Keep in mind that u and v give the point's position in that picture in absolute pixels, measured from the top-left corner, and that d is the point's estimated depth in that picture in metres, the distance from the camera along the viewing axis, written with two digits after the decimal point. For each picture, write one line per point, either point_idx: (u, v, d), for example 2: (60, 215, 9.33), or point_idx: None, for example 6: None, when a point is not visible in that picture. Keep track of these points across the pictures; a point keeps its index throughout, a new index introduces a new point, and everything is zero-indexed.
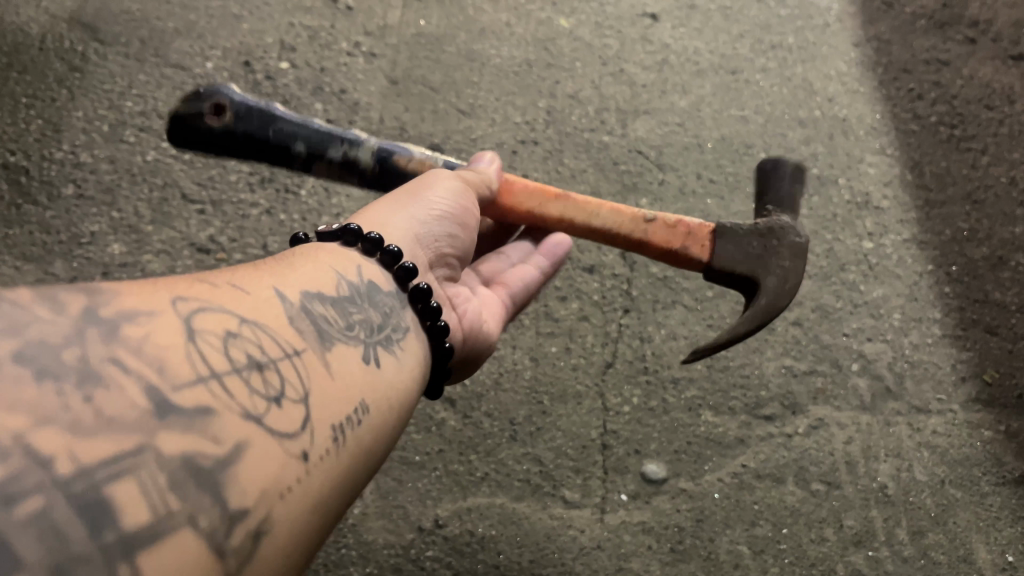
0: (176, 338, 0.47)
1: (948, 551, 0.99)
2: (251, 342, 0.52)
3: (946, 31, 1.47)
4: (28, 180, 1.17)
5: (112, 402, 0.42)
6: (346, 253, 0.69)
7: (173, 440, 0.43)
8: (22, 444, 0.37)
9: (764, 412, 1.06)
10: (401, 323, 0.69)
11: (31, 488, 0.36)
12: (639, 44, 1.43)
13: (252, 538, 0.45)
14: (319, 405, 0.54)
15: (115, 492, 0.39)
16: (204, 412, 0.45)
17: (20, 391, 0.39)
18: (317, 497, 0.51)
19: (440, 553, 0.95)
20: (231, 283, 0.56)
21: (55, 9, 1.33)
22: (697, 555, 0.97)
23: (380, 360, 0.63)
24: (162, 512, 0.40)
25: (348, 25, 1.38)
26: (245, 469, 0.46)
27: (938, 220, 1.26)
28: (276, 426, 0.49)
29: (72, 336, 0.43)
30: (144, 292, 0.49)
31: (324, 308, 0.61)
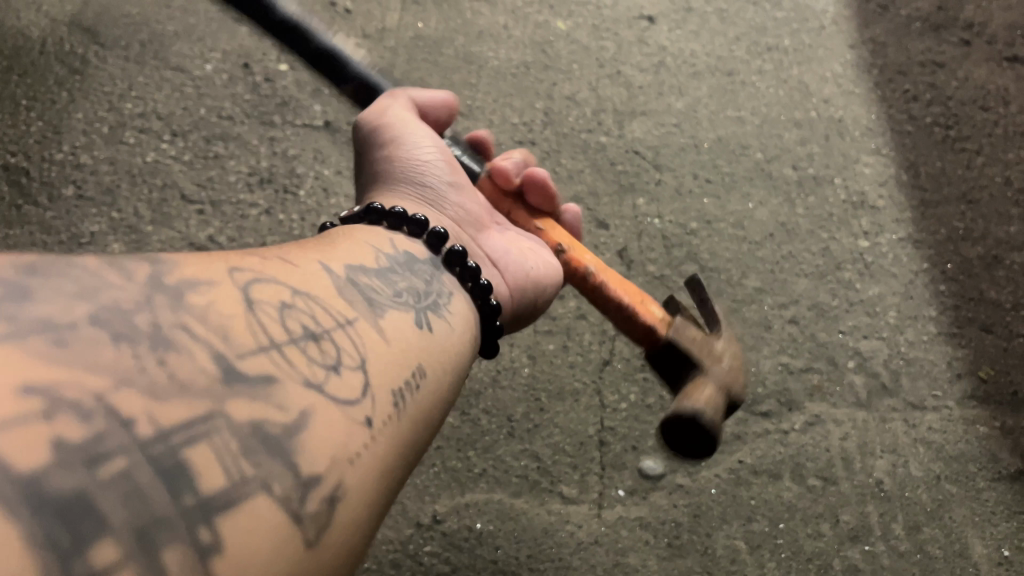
0: (236, 308, 0.45)
1: (945, 546, 1.00)
2: (306, 312, 0.50)
3: (941, 34, 1.48)
4: (29, 181, 1.18)
5: (182, 367, 0.40)
6: (375, 229, 0.68)
7: (242, 407, 0.41)
8: (102, 402, 0.36)
9: (760, 409, 1.07)
10: (444, 286, 0.67)
11: (113, 448, 0.35)
12: (636, 47, 1.44)
13: (328, 505, 0.42)
14: (378, 373, 0.51)
15: (192, 456, 0.37)
16: (268, 379, 0.43)
17: (95, 352, 0.38)
18: (386, 466, 0.48)
19: (438, 548, 0.95)
20: (283, 256, 0.54)
21: (55, 13, 1.34)
22: (694, 550, 0.97)
23: (432, 324, 0.61)
24: (237, 478, 0.38)
25: (347, 28, 1.39)
26: (315, 435, 0.43)
27: (933, 219, 1.27)
28: (338, 394, 0.47)
29: (140, 301, 0.42)
30: (203, 262, 0.47)
31: (368, 279, 0.59)
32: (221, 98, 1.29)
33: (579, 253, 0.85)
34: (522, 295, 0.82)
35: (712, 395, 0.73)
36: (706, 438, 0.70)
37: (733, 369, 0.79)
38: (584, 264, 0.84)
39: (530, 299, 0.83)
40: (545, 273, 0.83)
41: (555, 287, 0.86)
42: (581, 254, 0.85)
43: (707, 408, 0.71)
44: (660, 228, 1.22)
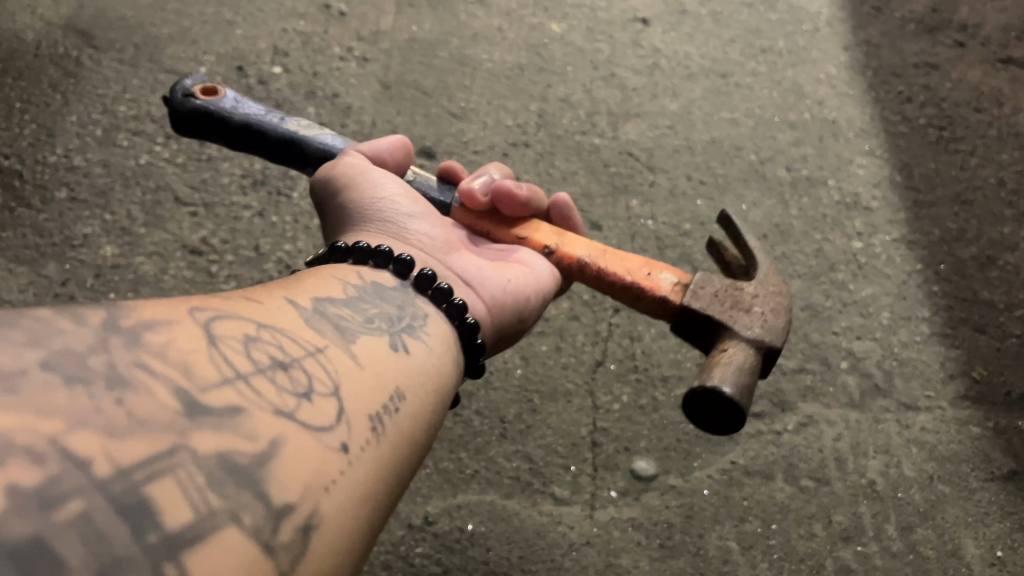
0: (197, 345, 0.46)
1: (938, 546, 0.99)
2: (272, 344, 0.51)
3: (935, 35, 1.48)
4: (22, 184, 1.18)
5: (141, 405, 0.41)
6: (340, 265, 0.67)
7: (206, 440, 0.41)
8: (57, 445, 0.36)
9: (753, 409, 1.07)
10: (417, 309, 0.66)
11: (69, 490, 0.35)
12: (630, 49, 1.44)
13: (302, 532, 0.42)
14: (351, 398, 0.52)
15: (155, 492, 0.38)
16: (234, 411, 0.44)
17: (49, 397, 0.38)
18: (363, 491, 0.48)
19: (430, 549, 0.95)
20: (249, 295, 0.55)
21: (50, 16, 1.34)
22: (686, 551, 0.97)
23: (410, 346, 0.61)
24: (203, 510, 0.39)
25: (341, 31, 1.39)
26: (286, 463, 0.44)
27: (927, 220, 1.27)
28: (309, 421, 0.47)
29: (96, 345, 0.42)
30: (163, 304, 0.48)
31: (338, 308, 0.59)
32: None
33: (569, 246, 0.86)
34: (500, 313, 0.79)
35: (740, 363, 0.74)
36: (734, 415, 0.71)
37: (763, 321, 0.80)
38: (577, 257, 0.85)
39: (509, 320, 0.80)
40: (522, 290, 0.81)
41: (539, 301, 0.84)
42: (568, 249, 0.86)
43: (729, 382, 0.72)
44: (654, 229, 1.22)
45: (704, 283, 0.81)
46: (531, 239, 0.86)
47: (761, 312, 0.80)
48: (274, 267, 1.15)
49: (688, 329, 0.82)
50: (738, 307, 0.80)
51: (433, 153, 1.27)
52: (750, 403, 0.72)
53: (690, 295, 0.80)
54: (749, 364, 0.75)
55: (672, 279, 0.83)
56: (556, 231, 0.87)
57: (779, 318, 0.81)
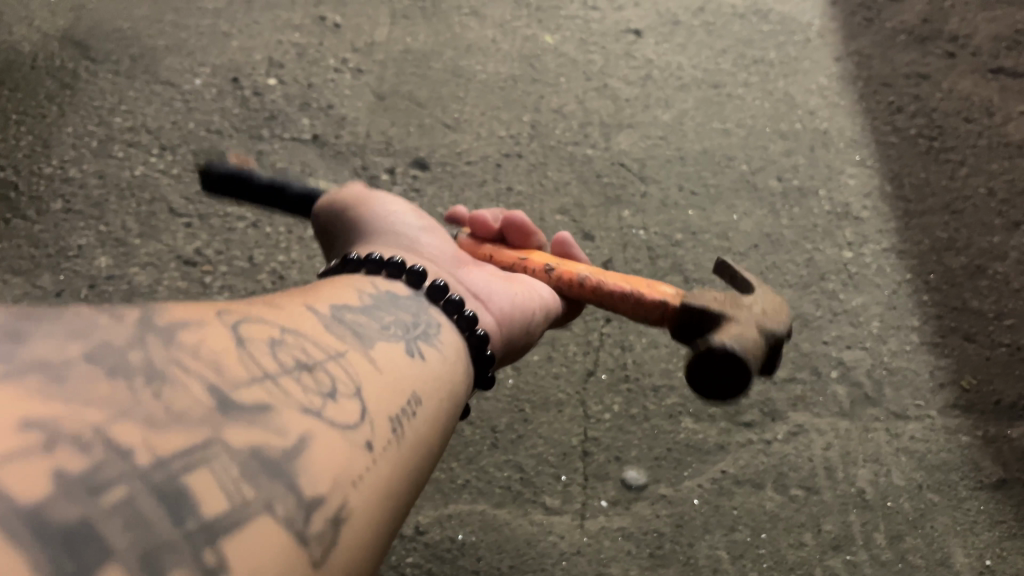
0: (231, 339, 0.46)
1: (927, 555, 1.00)
2: (303, 339, 0.50)
3: (926, 46, 1.49)
4: (18, 195, 1.18)
5: (178, 397, 0.41)
6: (354, 275, 0.66)
7: (240, 434, 0.42)
8: (100, 436, 0.37)
9: (743, 419, 1.07)
10: (431, 317, 0.65)
11: (113, 478, 0.36)
12: (623, 60, 1.45)
13: (333, 526, 0.42)
14: (380, 395, 0.52)
15: (192, 482, 0.38)
16: (266, 406, 0.44)
17: (90, 388, 0.39)
18: (392, 487, 0.48)
19: (420, 559, 0.95)
20: (275, 293, 0.55)
21: (47, 29, 1.35)
22: (676, 560, 0.97)
23: (428, 348, 0.61)
24: (239, 502, 0.39)
25: (336, 43, 1.40)
26: (317, 457, 0.44)
27: (917, 229, 1.27)
28: (340, 417, 0.47)
29: (134, 337, 0.42)
30: (194, 299, 0.48)
31: (359, 308, 0.59)
32: (210, 111, 1.30)
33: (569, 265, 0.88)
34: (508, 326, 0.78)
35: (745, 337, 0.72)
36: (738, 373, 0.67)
37: (762, 312, 0.79)
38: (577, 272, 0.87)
39: (518, 332, 0.80)
40: (529, 302, 0.82)
41: (546, 315, 0.85)
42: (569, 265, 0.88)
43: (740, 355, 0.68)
44: (646, 239, 1.23)
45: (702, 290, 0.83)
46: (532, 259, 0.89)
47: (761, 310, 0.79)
48: (267, 278, 1.16)
49: (689, 327, 0.81)
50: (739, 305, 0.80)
51: (427, 164, 1.28)
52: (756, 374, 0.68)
53: (690, 297, 0.81)
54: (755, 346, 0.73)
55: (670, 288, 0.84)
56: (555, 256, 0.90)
57: (780, 318, 0.80)
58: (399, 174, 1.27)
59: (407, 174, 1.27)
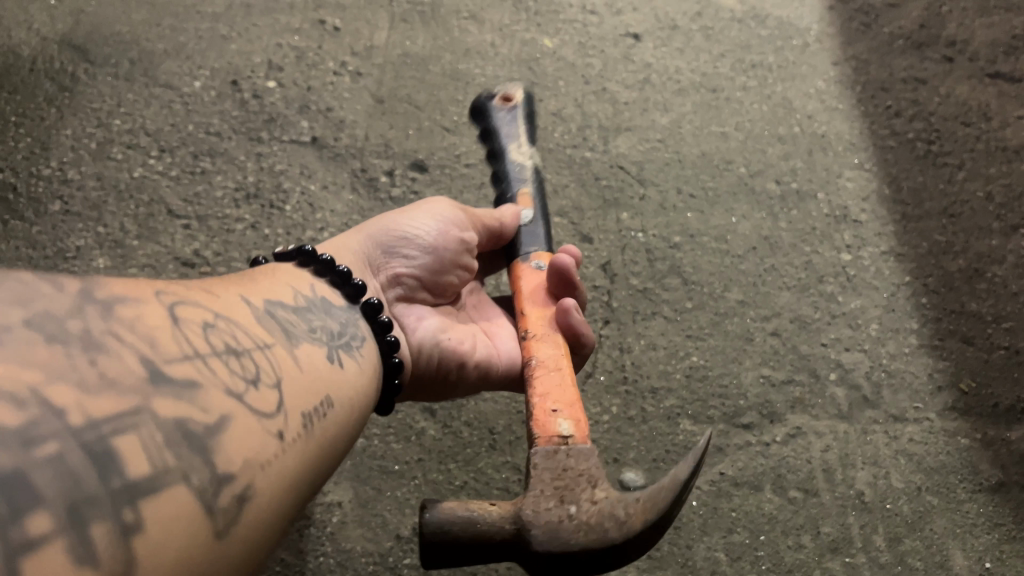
0: (164, 322, 0.51)
1: (926, 557, 1.00)
2: (228, 333, 0.56)
3: (923, 51, 1.50)
4: (16, 197, 1.19)
5: (112, 368, 0.46)
6: (301, 272, 0.74)
7: (166, 406, 0.47)
8: (36, 394, 0.41)
9: (742, 420, 1.07)
10: (358, 331, 0.73)
11: (47, 433, 0.40)
12: (621, 64, 1.45)
13: (239, 502, 0.48)
14: (293, 393, 0.58)
15: (120, 445, 0.43)
16: (192, 384, 0.50)
17: (32, 351, 0.43)
18: (295, 475, 0.55)
19: (418, 561, 0.95)
20: (208, 287, 0.60)
21: (46, 31, 1.36)
22: (674, 562, 0.97)
23: (345, 360, 0.68)
24: (159, 467, 0.44)
25: (335, 46, 1.40)
26: (232, 437, 0.50)
27: (914, 233, 1.27)
28: (256, 405, 0.53)
29: (73, 310, 0.47)
30: (133, 283, 0.53)
31: (286, 313, 0.65)
32: (209, 114, 1.30)
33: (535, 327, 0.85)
34: (426, 363, 0.90)
35: (476, 519, 0.65)
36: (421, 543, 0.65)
37: (590, 500, 0.65)
38: (533, 355, 0.82)
39: (429, 370, 0.91)
40: (450, 353, 0.91)
41: (478, 368, 0.93)
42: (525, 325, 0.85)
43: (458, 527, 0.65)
44: (644, 242, 1.23)
45: (568, 455, 0.69)
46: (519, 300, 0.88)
47: (570, 515, 0.65)
48: None
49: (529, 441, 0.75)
50: (565, 486, 0.67)
51: (426, 166, 1.28)
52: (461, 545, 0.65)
53: (545, 449, 0.70)
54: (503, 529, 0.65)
55: (562, 431, 0.72)
56: (551, 333, 0.84)
57: (584, 537, 0.63)
58: (398, 177, 1.27)
59: (405, 176, 1.27)
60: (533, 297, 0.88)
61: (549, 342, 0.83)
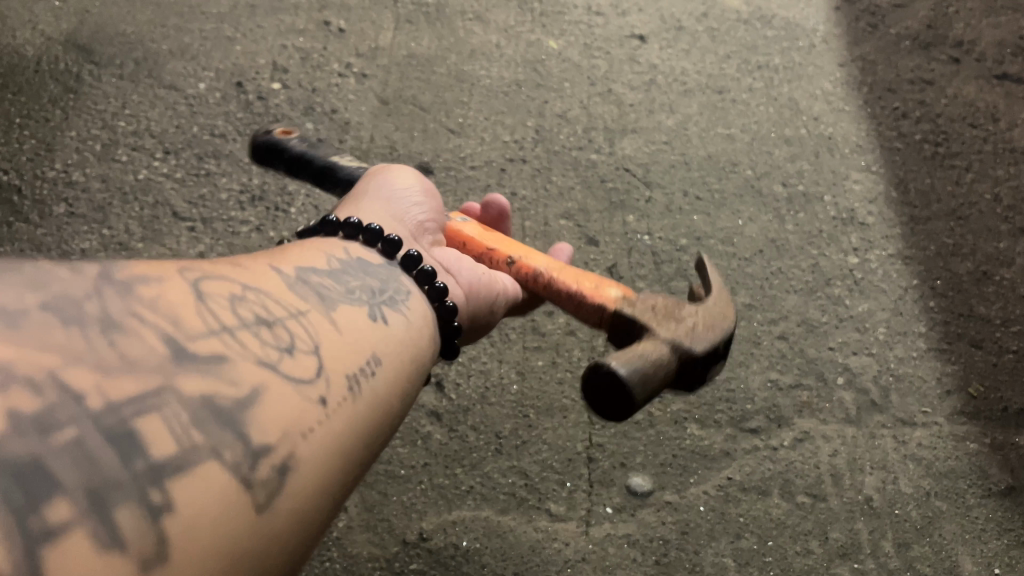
0: (187, 298, 0.49)
1: (934, 563, 0.99)
2: (257, 304, 0.54)
3: (930, 51, 1.49)
4: (21, 199, 1.18)
5: (132, 348, 0.44)
6: (330, 239, 0.71)
7: (191, 383, 0.45)
8: (54, 378, 0.40)
9: (749, 425, 1.07)
10: (400, 286, 0.69)
11: (65, 418, 0.39)
12: (627, 65, 1.45)
13: (278, 475, 0.46)
14: (333, 356, 0.55)
15: (143, 426, 0.41)
16: (219, 359, 0.47)
17: (48, 334, 0.41)
18: (340, 441, 0.52)
19: (424, 565, 0.95)
20: (236, 261, 0.58)
21: (51, 32, 1.35)
22: (682, 567, 0.97)
23: (389, 316, 0.65)
24: (187, 445, 0.43)
25: (340, 47, 1.40)
26: (265, 410, 0.48)
27: (923, 235, 1.27)
28: (290, 374, 0.51)
29: (90, 292, 0.45)
30: (154, 263, 0.51)
31: (322, 278, 0.62)
32: (214, 115, 1.30)
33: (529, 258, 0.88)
34: (478, 304, 0.82)
35: (647, 355, 0.71)
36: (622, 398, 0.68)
37: (696, 323, 0.78)
38: (536, 267, 0.87)
39: (481, 310, 0.83)
40: (494, 284, 0.84)
41: (508, 303, 0.87)
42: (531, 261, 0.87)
43: (638, 373, 0.68)
44: (651, 245, 1.23)
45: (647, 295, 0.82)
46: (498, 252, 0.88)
47: (691, 324, 0.78)
48: None
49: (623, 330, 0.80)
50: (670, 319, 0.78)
51: (431, 168, 1.27)
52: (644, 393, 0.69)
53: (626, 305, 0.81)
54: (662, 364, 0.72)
55: (621, 291, 0.84)
56: (524, 247, 0.89)
57: (711, 334, 0.78)
58: None
59: None
60: (485, 237, 0.90)
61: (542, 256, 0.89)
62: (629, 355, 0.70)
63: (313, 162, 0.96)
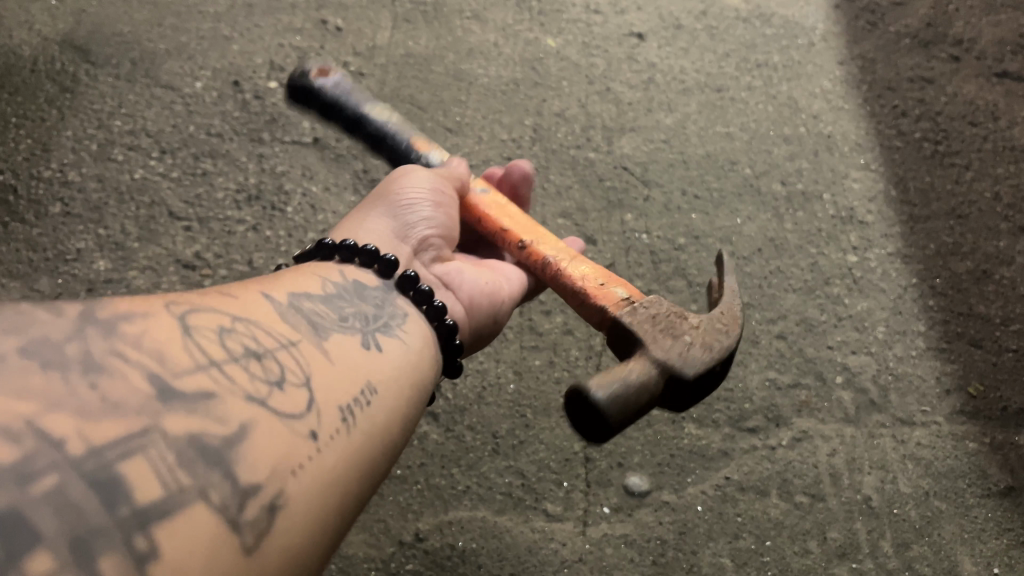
0: (173, 334, 0.50)
1: (933, 563, 0.99)
2: (247, 335, 0.54)
3: (930, 50, 1.48)
4: (16, 199, 1.18)
5: (115, 389, 0.44)
6: (325, 264, 0.70)
7: (176, 422, 0.45)
8: (33, 426, 0.40)
9: (747, 425, 1.06)
10: (396, 308, 0.69)
11: (45, 465, 0.39)
12: (625, 64, 1.44)
13: (270, 513, 0.46)
14: (326, 387, 0.55)
15: (126, 470, 0.41)
16: (205, 396, 0.47)
17: (27, 381, 0.42)
18: (334, 475, 0.52)
19: (420, 566, 0.94)
20: (227, 290, 0.58)
21: (47, 32, 1.35)
22: (680, 568, 0.96)
23: (385, 341, 0.64)
24: (172, 487, 0.42)
25: (337, 46, 1.39)
26: (254, 445, 0.47)
27: (922, 234, 1.26)
28: (280, 408, 0.51)
29: (71, 334, 0.45)
30: (141, 299, 0.51)
31: (315, 304, 0.62)
32: (210, 115, 1.30)
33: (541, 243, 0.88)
34: (477, 316, 0.84)
35: (631, 377, 0.71)
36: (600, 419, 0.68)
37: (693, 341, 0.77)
38: (544, 255, 0.87)
39: (481, 322, 0.85)
40: (494, 297, 0.86)
41: (510, 307, 0.88)
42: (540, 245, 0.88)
43: (617, 399, 0.68)
44: (649, 243, 1.23)
45: (652, 301, 0.80)
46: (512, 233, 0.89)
47: (687, 343, 0.76)
48: None
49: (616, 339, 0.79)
50: (668, 331, 0.77)
51: None
52: (622, 419, 0.69)
53: (627, 310, 0.79)
54: (647, 386, 0.72)
55: (624, 293, 0.82)
56: (537, 230, 0.89)
57: (707, 354, 0.77)
58: None
59: None
60: (501, 214, 0.91)
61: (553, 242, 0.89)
62: (613, 377, 0.70)
63: (347, 108, 0.96)
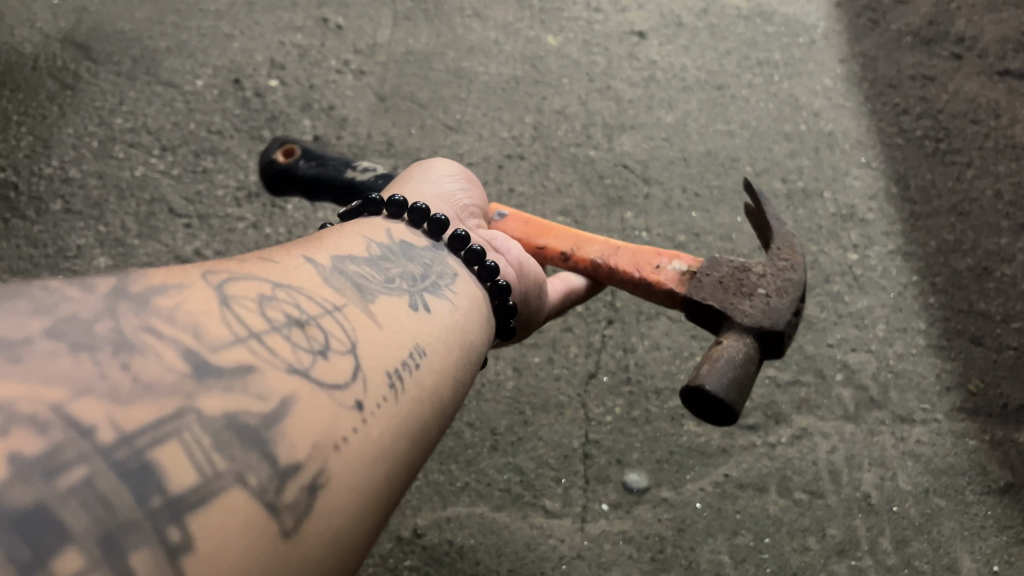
0: (209, 304, 0.46)
1: (933, 560, 0.98)
2: (288, 302, 0.51)
3: (932, 48, 1.48)
4: (17, 196, 1.18)
5: (148, 367, 0.40)
6: (373, 220, 0.70)
7: (214, 401, 0.41)
8: (60, 413, 0.36)
9: (747, 421, 1.07)
10: (446, 269, 0.69)
11: (74, 457, 0.35)
12: (626, 61, 1.44)
13: (308, 493, 0.43)
14: (369, 353, 0.52)
15: (160, 456, 0.38)
16: (246, 369, 0.44)
17: (53, 363, 0.38)
18: (381, 448, 0.49)
19: (419, 562, 0.94)
20: (266, 256, 0.56)
21: (49, 29, 1.35)
22: (677, 565, 0.96)
23: (431, 303, 0.62)
24: (208, 473, 0.39)
25: (338, 44, 1.39)
26: (295, 420, 0.44)
27: (922, 231, 1.26)
28: (324, 378, 0.48)
29: (103, 311, 0.42)
30: (175, 269, 0.48)
31: (357, 267, 0.60)
32: (211, 112, 1.30)
33: (583, 248, 0.91)
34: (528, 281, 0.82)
35: (734, 356, 0.76)
36: (721, 407, 0.72)
37: (768, 289, 0.82)
38: (591, 257, 0.90)
39: (531, 288, 0.83)
40: (538, 265, 0.84)
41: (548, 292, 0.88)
42: (587, 248, 0.90)
43: (728, 381, 0.73)
44: (648, 241, 1.23)
45: (709, 270, 0.85)
46: (552, 245, 0.91)
47: (764, 296, 0.82)
48: None
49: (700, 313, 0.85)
50: (741, 289, 0.83)
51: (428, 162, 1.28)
52: (744, 398, 0.73)
53: (695, 286, 0.84)
54: (748, 354, 0.77)
55: (681, 267, 0.87)
56: (570, 232, 0.92)
57: (786, 298, 0.82)
58: None
59: None
60: (527, 230, 0.92)
61: (591, 239, 0.91)
62: (705, 366, 0.74)
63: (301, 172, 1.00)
